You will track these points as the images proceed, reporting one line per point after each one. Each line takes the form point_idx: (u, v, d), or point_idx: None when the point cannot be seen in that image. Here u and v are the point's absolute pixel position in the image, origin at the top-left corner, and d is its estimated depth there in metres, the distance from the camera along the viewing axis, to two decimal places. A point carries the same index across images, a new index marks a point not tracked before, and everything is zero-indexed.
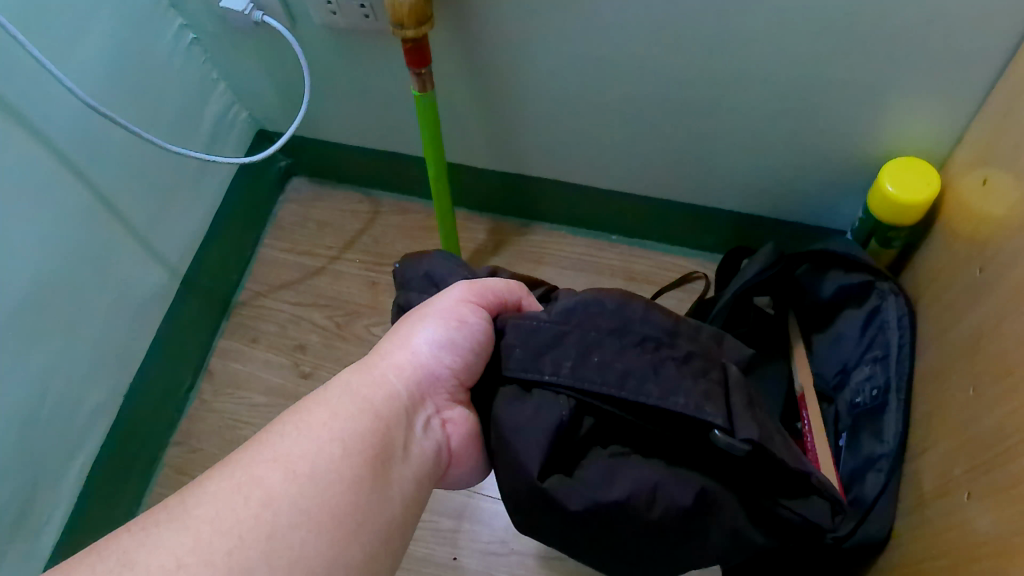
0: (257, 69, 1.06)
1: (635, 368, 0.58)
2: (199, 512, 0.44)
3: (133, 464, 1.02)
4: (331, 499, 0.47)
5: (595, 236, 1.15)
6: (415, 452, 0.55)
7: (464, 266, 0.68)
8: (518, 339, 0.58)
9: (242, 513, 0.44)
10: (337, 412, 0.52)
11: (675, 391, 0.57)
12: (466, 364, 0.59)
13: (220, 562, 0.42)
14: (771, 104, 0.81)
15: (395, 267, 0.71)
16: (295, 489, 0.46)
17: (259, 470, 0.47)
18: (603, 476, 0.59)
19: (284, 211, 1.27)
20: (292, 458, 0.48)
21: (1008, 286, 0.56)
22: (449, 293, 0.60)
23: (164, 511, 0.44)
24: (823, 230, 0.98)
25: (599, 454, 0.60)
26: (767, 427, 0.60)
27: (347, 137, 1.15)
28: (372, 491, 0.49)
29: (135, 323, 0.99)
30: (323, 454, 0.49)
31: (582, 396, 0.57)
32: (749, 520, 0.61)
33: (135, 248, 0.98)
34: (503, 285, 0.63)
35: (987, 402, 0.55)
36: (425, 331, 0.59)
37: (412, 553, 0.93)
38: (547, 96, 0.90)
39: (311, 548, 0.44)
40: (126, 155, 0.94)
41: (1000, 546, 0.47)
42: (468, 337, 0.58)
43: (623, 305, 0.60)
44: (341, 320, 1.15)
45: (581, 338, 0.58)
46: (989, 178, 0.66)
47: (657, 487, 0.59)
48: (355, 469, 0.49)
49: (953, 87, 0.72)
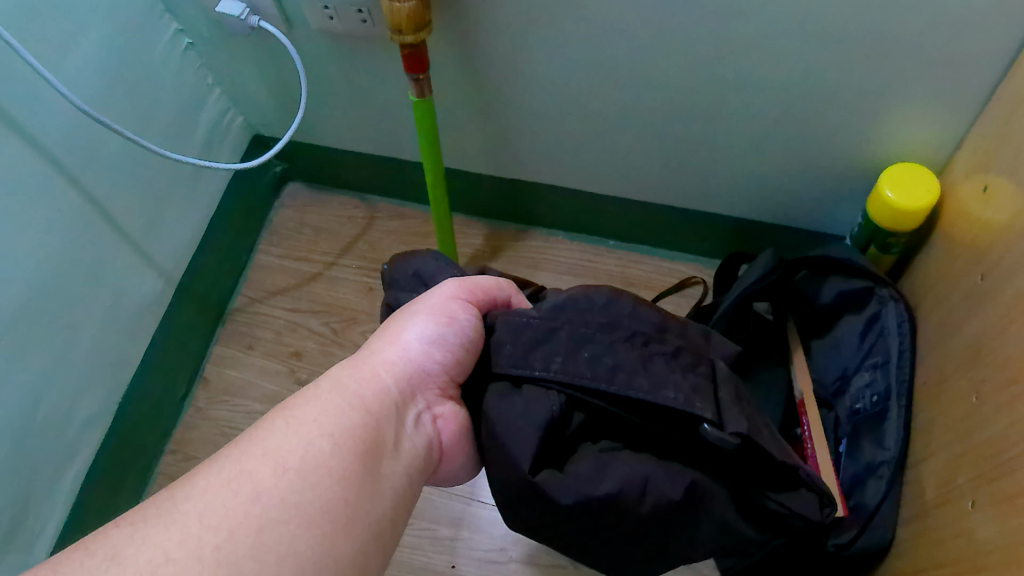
0: (253, 74, 1.06)
1: (625, 363, 0.57)
2: (188, 507, 0.43)
3: (128, 472, 1.01)
4: (321, 493, 0.46)
5: (592, 241, 1.14)
6: (406, 447, 0.54)
7: (454, 265, 0.68)
8: (508, 335, 0.58)
9: (232, 506, 0.44)
10: (327, 408, 0.51)
11: (665, 385, 0.57)
12: (456, 359, 0.59)
13: (209, 557, 0.41)
14: (770, 111, 0.81)
15: (385, 270, 0.71)
16: (285, 484, 0.46)
17: (248, 464, 0.46)
18: (593, 470, 0.58)
19: (279, 217, 1.26)
20: (282, 453, 0.47)
21: (1012, 294, 0.56)
22: (439, 290, 0.60)
23: (153, 505, 0.44)
24: (821, 235, 0.98)
25: (589, 450, 0.59)
26: (755, 420, 0.60)
27: (344, 142, 1.15)
28: (363, 486, 0.49)
29: (130, 330, 0.98)
30: (313, 448, 0.48)
31: (573, 391, 0.57)
32: (739, 514, 0.61)
33: (129, 254, 0.97)
34: (493, 283, 0.64)
35: (991, 410, 0.54)
36: (415, 326, 0.58)
37: (409, 562, 0.92)
38: (545, 102, 0.90)
39: (301, 541, 0.44)
40: (121, 160, 0.93)
41: (1006, 557, 0.47)
42: (458, 333, 0.58)
43: (612, 301, 0.60)
44: (337, 326, 1.14)
45: (571, 334, 0.58)
46: (991, 185, 0.65)
47: (647, 482, 0.58)
48: (345, 463, 0.49)
49: (952, 93, 0.72)
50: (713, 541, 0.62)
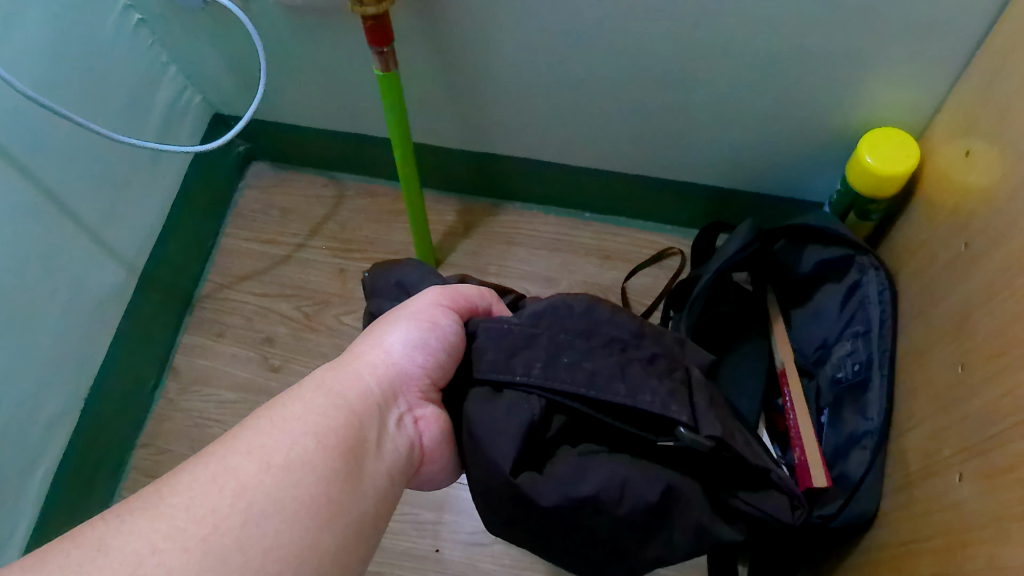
0: (209, 50, 1.01)
1: (603, 368, 0.57)
2: (174, 501, 0.41)
3: (99, 467, 0.98)
4: (306, 489, 0.44)
5: (567, 214, 1.12)
6: (388, 448, 0.52)
7: (435, 274, 0.67)
8: (490, 342, 0.57)
9: (216, 501, 0.42)
10: (310, 408, 0.49)
11: (642, 390, 0.57)
12: (439, 364, 0.57)
13: (195, 549, 0.39)
14: (746, 76, 0.79)
15: (363, 278, 0.69)
16: (270, 481, 0.44)
17: (233, 461, 0.44)
18: (573, 472, 0.57)
19: (244, 198, 1.22)
20: (266, 450, 0.45)
21: (998, 262, 0.55)
22: (422, 297, 0.59)
23: (139, 499, 0.42)
24: (798, 202, 0.97)
25: (568, 453, 0.58)
26: (729, 424, 0.61)
27: (308, 119, 1.11)
28: (345, 485, 0.47)
29: (93, 322, 0.95)
30: (298, 445, 0.46)
31: (554, 396, 0.56)
32: (714, 515, 0.61)
33: (88, 243, 0.93)
34: (475, 292, 0.62)
35: (977, 382, 0.54)
36: (397, 331, 0.57)
37: (392, 548, 0.91)
38: (516, 73, 0.87)
39: (286, 537, 0.42)
40: (72, 146, 0.88)
41: (994, 531, 0.46)
42: (441, 339, 0.57)
43: (591, 308, 0.60)
44: (310, 310, 1.11)
45: (551, 341, 0.57)
46: (972, 149, 0.64)
47: (625, 484, 0.57)
48: (329, 462, 0.47)
49: (931, 55, 0.71)
50: (691, 546, 0.61)
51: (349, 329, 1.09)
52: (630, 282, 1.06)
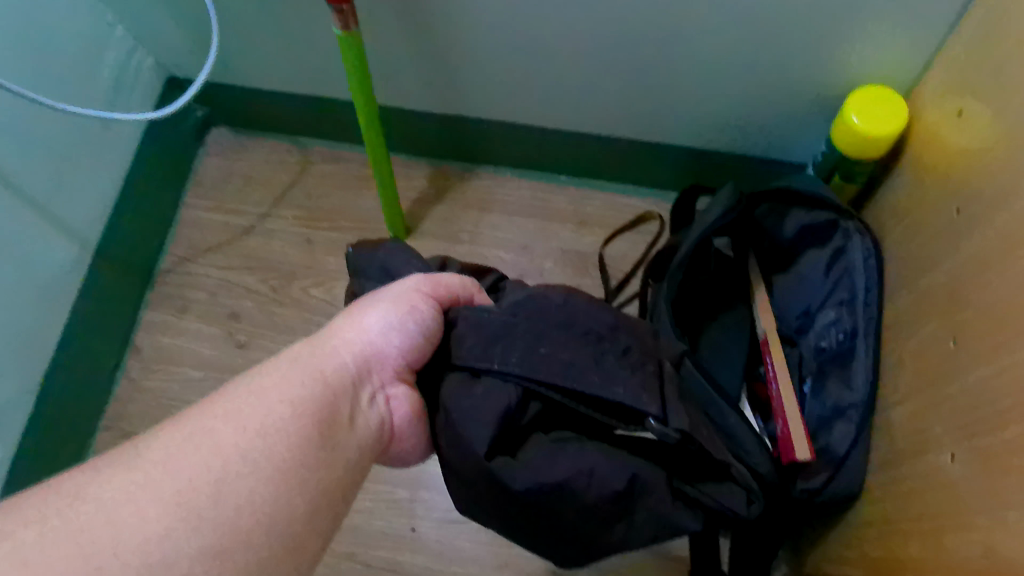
0: (155, 8, 0.94)
1: (578, 359, 0.53)
2: (149, 455, 0.38)
3: (61, 452, 0.94)
4: (280, 452, 0.42)
5: (542, 178, 1.08)
6: (359, 425, 0.49)
7: (419, 257, 0.62)
8: (470, 330, 0.54)
9: (191, 458, 0.39)
10: (287, 377, 0.46)
11: (615, 380, 0.53)
12: (416, 347, 0.53)
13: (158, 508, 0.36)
14: (728, 32, 0.75)
15: (346, 253, 0.65)
16: (245, 442, 0.41)
17: (209, 421, 0.41)
18: (545, 459, 0.54)
19: (204, 166, 1.16)
20: (243, 412, 0.42)
21: (993, 232, 0.52)
22: (404, 281, 0.55)
23: (111, 452, 0.39)
24: (781, 163, 0.93)
25: (540, 439, 0.55)
26: (694, 416, 0.58)
27: (268, 81, 1.05)
28: (320, 455, 0.44)
29: (46, 302, 0.90)
30: (275, 409, 0.43)
31: (531, 385, 0.52)
32: (673, 503, 0.58)
33: (35, 219, 0.87)
34: (457, 281, 0.58)
35: (970, 358, 0.52)
36: (375, 311, 0.53)
37: (368, 528, 0.89)
38: (484, 30, 0.82)
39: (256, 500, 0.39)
40: (10, 115, 0.82)
41: (988, 518, 0.45)
42: (421, 323, 0.53)
43: (569, 300, 0.57)
44: (276, 283, 1.07)
45: (529, 329, 0.53)
46: (965, 109, 0.61)
47: (593, 472, 0.54)
48: (304, 431, 0.43)
49: (923, 9, 0.67)
50: (649, 535, 0.59)
51: (318, 302, 1.05)
52: (608, 248, 1.03)
